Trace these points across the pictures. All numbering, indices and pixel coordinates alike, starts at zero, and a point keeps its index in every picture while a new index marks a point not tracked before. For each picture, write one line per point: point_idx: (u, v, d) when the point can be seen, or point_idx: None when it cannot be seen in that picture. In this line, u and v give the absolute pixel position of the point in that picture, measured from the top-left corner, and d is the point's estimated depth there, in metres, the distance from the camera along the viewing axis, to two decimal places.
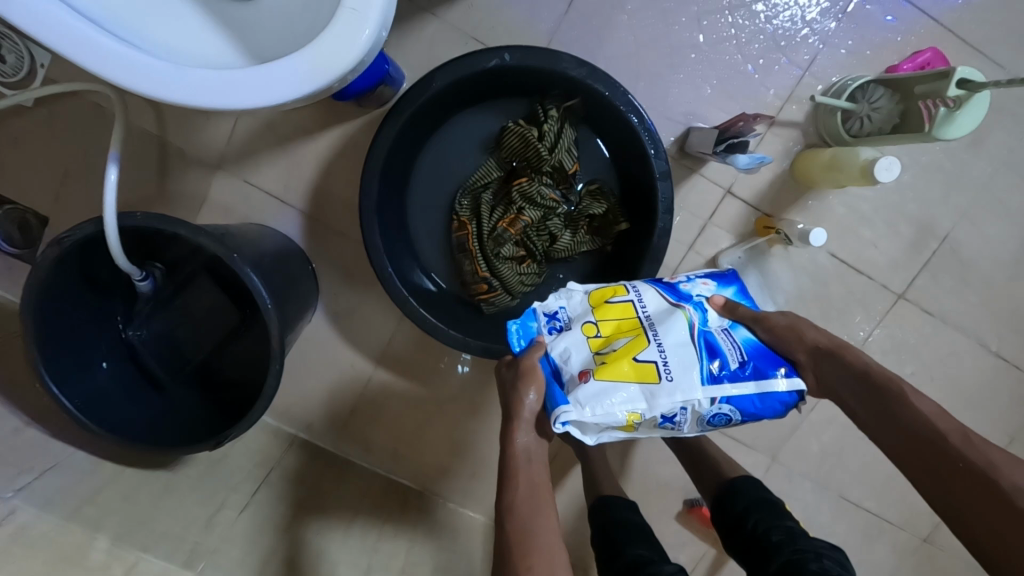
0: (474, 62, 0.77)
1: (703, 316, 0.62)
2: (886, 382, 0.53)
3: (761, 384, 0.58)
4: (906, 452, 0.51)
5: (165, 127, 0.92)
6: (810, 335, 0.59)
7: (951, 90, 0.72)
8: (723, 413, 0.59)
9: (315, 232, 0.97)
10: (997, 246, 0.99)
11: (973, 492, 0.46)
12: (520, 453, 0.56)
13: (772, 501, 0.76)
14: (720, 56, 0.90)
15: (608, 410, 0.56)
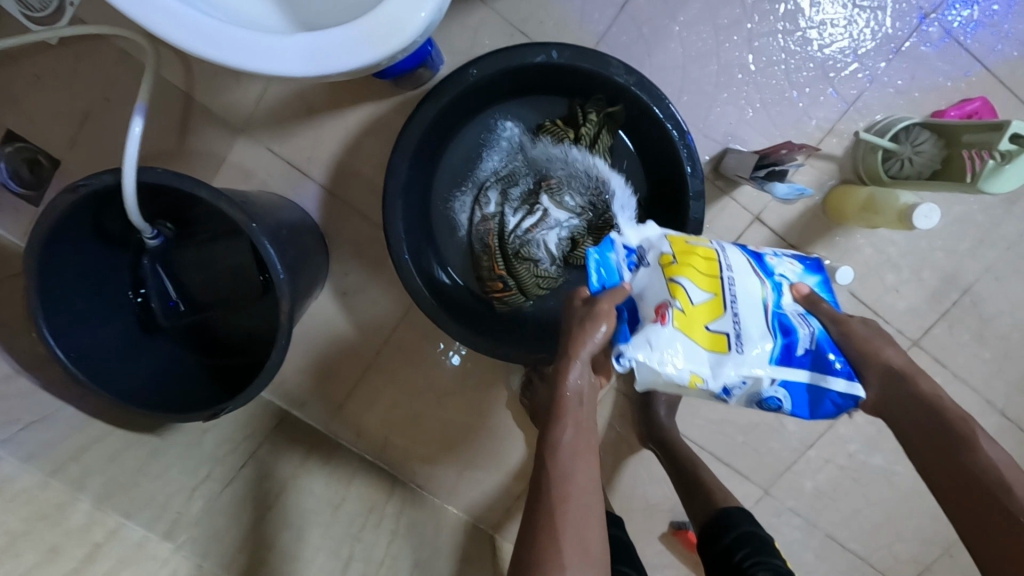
0: (521, 56, 0.75)
1: (778, 298, 0.59)
2: (956, 421, 0.50)
3: (818, 377, 0.55)
4: (967, 508, 0.47)
5: (192, 83, 0.89)
6: (886, 354, 0.55)
7: (1003, 144, 0.70)
8: (776, 398, 0.56)
9: (333, 208, 0.94)
10: (1017, 305, 0.98)
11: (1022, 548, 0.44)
12: (571, 393, 0.54)
13: (763, 538, 0.75)
14: (767, 80, 0.88)
15: (672, 363, 0.53)
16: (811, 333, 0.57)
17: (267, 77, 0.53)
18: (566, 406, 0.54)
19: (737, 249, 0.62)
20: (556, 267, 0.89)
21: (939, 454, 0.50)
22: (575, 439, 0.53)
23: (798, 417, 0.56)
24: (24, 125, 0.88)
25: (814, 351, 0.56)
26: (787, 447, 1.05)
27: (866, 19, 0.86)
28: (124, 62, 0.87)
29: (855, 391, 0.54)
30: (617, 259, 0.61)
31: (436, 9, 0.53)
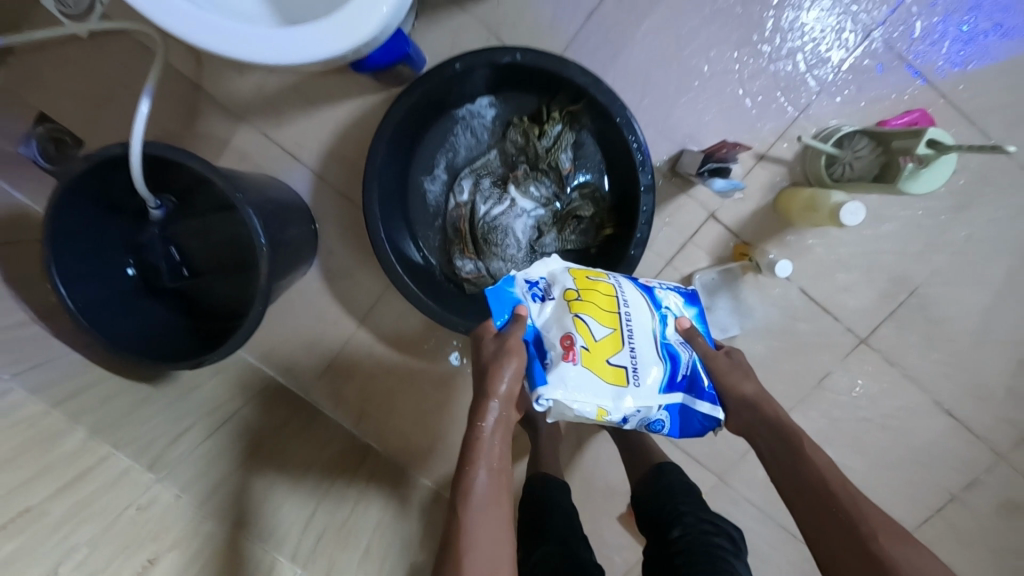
0: (488, 56, 0.84)
1: (664, 330, 0.71)
2: (793, 438, 0.65)
3: (688, 399, 0.69)
4: (805, 507, 0.61)
5: (199, 73, 0.99)
6: (745, 388, 0.69)
7: (919, 148, 0.76)
8: (660, 420, 0.69)
9: (323, 191, 1.03)
10: (964, 308, 1.02)
11: (840, 531, 0.57)
12: (486, 431, 0.60)
13: (691, 491, 0.81)
14: (722, 87, 0.95)
15: (585, 401, 0.64)
16: (689, 360, 0.70)
17: (255, 64, 0.62)
18: (480, 446, 0.59)
19: (632, 285, 0.73)
20: (522, 253, 0.96)
21: (788, 477, 0.63)
22: (486, 482, 0.57)
23: (673, 436, 0.69)
24: (52, 107, 0.99)
25: (689, 376, 0.69)
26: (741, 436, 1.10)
27: (814, 34, 0.93)
28: (140, 53, 0.98)
29: (716, 414, 0.69)
30: (518, 294, 0.70)
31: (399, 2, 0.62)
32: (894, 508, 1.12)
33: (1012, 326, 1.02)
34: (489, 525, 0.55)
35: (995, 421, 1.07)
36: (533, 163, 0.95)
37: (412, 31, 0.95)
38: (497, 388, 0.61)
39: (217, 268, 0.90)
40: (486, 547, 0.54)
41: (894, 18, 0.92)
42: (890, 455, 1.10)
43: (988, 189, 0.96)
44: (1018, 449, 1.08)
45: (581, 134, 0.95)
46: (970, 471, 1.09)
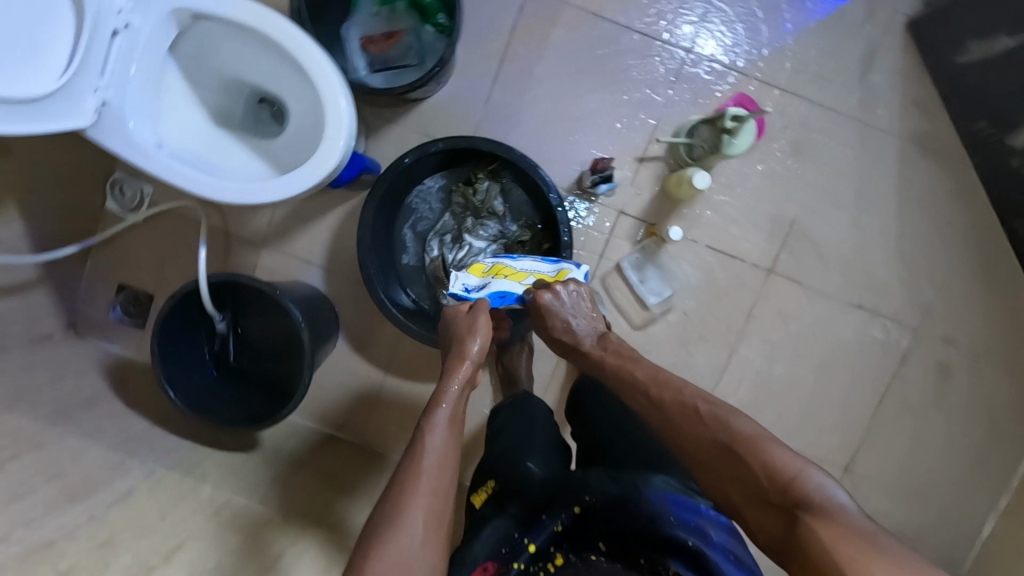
0: (419, 152, 1.17)
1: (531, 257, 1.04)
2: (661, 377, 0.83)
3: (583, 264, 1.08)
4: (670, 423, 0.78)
5: (226, 223, 1.34)
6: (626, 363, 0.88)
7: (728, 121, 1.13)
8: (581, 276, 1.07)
9: (333, 280, 1.36)
10: (835, 223, 1.29)
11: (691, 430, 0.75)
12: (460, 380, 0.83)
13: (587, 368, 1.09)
14: (596, 120, 1.27)
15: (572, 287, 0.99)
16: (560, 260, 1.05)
17: (268, 203, 0.95)
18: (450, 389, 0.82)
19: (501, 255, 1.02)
20: None
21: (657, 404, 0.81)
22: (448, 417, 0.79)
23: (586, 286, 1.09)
24: (131, 278, 1.34)
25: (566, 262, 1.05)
26: (704, 373, 1.34)
27: (648, 65, 1.26)
28: (182, 221, 1.33)
29: None
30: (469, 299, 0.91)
31: (348, 138, 0.96)
32: (850, 397, 1.34)
33: (878, 227, 1.29)
34: (442, 444, 0.76)
35: (898, 304, 1.31)
36: (479, 213, 1.28)
37: (366, 149, 1.29)
38: (470, 350, 0.85)
39: (271, 357, 1.20)
40: (439, 458, 0.74)
41: (700, 38, 1.25)
42: (828, 355, 1.33)
43: (814, 131, 1.27)
44: (926, 320, 1.32)
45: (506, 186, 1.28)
46: (896, 350, 1.33)
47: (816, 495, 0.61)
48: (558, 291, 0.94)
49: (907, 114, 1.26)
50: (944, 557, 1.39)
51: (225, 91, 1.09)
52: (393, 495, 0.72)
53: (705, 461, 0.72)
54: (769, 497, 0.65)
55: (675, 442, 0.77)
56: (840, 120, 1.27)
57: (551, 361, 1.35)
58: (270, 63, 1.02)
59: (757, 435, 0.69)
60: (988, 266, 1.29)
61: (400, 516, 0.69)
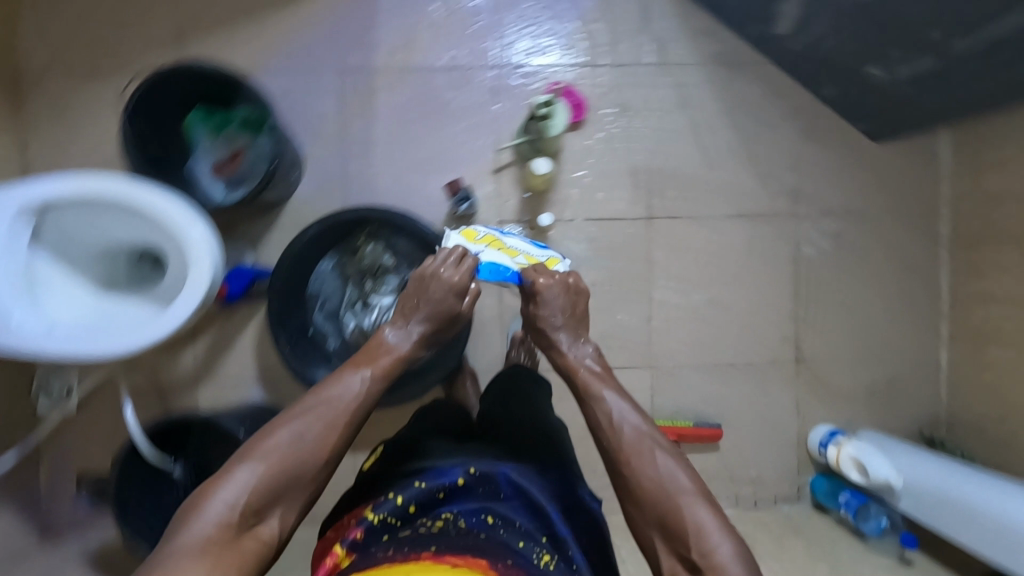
0: (296, 244, 1.25)
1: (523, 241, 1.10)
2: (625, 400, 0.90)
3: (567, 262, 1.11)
4: (621, 447, 0.85)
5: (155, 377, 1.39)
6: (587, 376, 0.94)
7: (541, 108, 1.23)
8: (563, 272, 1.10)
9: (272, 387, 1.40)
10: (684, 155, 1.41)
11: (638, 459, 0.83)
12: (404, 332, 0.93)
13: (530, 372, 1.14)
14: (444, 153, 1.38)
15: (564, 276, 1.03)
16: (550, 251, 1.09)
17: (162, 339, 1.01)
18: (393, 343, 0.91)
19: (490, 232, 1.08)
20: None
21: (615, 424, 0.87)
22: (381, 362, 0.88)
23: None
24: (84, 466, 1.37)
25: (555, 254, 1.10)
26: (633, 328, 1.42)
27: (468, 90, 1.38)
28: (112, 392, 1.38)
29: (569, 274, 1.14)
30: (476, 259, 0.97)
31: (213, 255, 1.03)
32: (767, 295, 1.43)
33: (720, 143, 1.41)
34: (365, 382, 0.85)
35: (770, 200, 1.42)
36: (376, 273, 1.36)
37: (254, 259, 1.36)
38: (420, 302, 0.94)
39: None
40: (358, 395, 0.83)
41: (502, 52, 1.39)
42: (733, 268, 1.43)
43: (629, 88, 1.41)
44: (798, 203, 1.43)
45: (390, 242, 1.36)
46: (787, 239, 1.43)
47: (726, 564, 0.74)
48: (552, 283, 0.97)
49: (699, 43, 1.40)
50: (917, 401, 1.46)
51: (104, 262, 1.17)
52: (316, 410, 0.80)
53: (640, 502, 0.81)
54: (689, 555, 0.76)
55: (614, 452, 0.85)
56: (647, 71, 1.41)
57: (498, 377, 1.41)
58: (129, 223, 1.10)
59: (696, 491, 0.80)
60: (827, 136, 1.42)
61: (283, 430, 0.78)
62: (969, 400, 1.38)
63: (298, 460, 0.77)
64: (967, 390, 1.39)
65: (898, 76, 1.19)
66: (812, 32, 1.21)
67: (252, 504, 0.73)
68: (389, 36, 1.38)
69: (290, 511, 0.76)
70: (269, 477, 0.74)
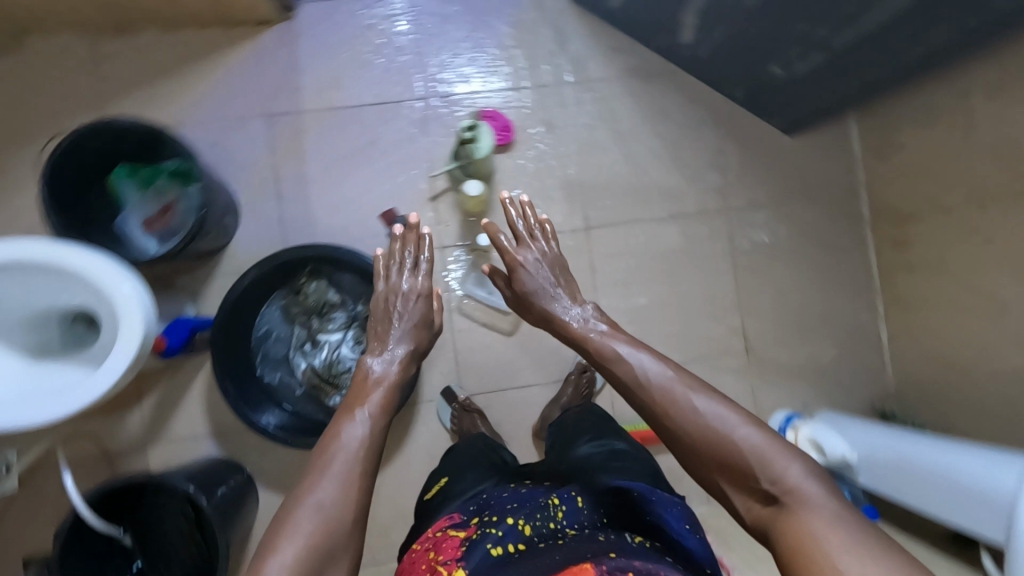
0: (236, 288, 1.22)
1: None
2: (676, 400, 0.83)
3: None
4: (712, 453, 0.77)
5: (102, 443, 1.34)
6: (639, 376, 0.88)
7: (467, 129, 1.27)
8: None
9: (228, 440, 1.37)
10: (614, 166, 1.47)
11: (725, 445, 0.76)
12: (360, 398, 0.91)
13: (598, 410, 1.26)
14: (380, 187, 1.40)
15: None
16: None
17: (82, 406, 0.98)
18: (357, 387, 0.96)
19: None
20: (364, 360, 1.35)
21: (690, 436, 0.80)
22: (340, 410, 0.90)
23: None
24: (31, 547, 1.31)
25: None
26: None
27: (400, 123, 1.42)
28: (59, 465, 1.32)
29: None
30: None
31: (138, 287, 1.02)
32: (710, 290, 1.48)
33: (645, 151, 1.47)
34: (369, 435, 0.85)
35: (699, 200, 1.48)
36: (338, 314, 1.35)
37: (196, 309, 1.34)
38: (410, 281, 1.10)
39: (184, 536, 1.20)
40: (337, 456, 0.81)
41: (429, 85, 1.43)
42: (673, 270, 1.47)
43: (555, 108, 1.46)
44: (728, 199, 1.48)
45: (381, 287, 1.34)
46: (719, 236, 1.48)
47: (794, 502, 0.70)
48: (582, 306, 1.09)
49: (615, 59, 1.47)
50: (864, 377, 1.51)
51: (31, 329, 1.14)
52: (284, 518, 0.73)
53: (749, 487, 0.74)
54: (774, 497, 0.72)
55: (650, 405, 0.85)
56: (469, 54, 1.45)
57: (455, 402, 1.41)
58: (54, 283, 1.08)
59: (742, 450, 0.75)
60: (745, 135, 1.49)
61: (321, 491, 0.75)
62: (911, 370, 1.43)
63: (327, 525, 0.73)
64: (911, 364, 1.44)
65: (792, 73, 1.27)
66: (710, 38, 1.29)
67: (322, 553, 0.71)
68: (313, 74, 1.41)
69: (354, 531, 0.75)
70: (348, 520, 0.75)
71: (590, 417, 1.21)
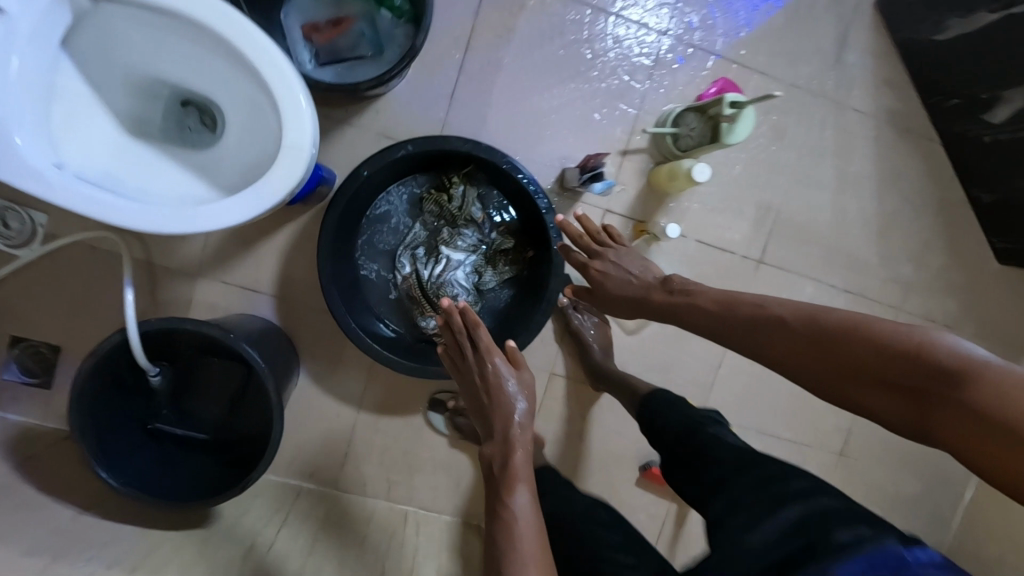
0: (386, 155, 1.02)
1: None
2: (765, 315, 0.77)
3: None
4: (806, 358, 0.71)
5: (149, 252, 1.12)
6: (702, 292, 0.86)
7: (725, 109, 1.00)
8: None
9: (288, 309, 1.17)
10: (817, 208, 1.27)
11: (835, 353, 0.68)
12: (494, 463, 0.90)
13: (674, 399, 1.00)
14: (574, 112, 1.17)
15: None
16: None
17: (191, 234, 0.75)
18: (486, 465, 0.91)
19: None
20: (472, 296, 1.15)
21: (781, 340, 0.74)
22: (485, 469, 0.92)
23: None
24: (27, 331, 1.10)
25: None
26: (697, 370, 1.29)
27: (626, 50, 1.17)
28: (93, 256, 1.09)
29: None
30: None
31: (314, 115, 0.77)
32: None
33: (857, 207, 1.28)
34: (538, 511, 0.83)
35: (880, 285, 1.31)
36: (468, 232, 1.15)
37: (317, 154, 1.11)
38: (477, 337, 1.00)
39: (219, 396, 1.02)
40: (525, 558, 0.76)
41: (677, 22, 1.18)
42: None
43: (794, 115, 1.23)
44: (907, 297, 1.32)
45: (531, 226, 1.14)
46: None
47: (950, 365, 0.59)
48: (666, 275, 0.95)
49: (879, 93, 1.24)
50: (930, 525, 1.42)
51: (146, 100, 0.89)
52: None
53: (887, 381, 0.64)
54: (904, 383, 0.62)
55: (736, 318, 0.80)
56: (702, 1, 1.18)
57: (542, 375, 1.25)
58: (219, 66, 0.82)
59: (821, 331, 0.70)
60: (959, 240, 1.31)
61: None
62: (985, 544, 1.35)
63: None
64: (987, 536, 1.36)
65: None
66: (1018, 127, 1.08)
67: None
68: None
69: None
70: None
71: (675, 417, 0.97)
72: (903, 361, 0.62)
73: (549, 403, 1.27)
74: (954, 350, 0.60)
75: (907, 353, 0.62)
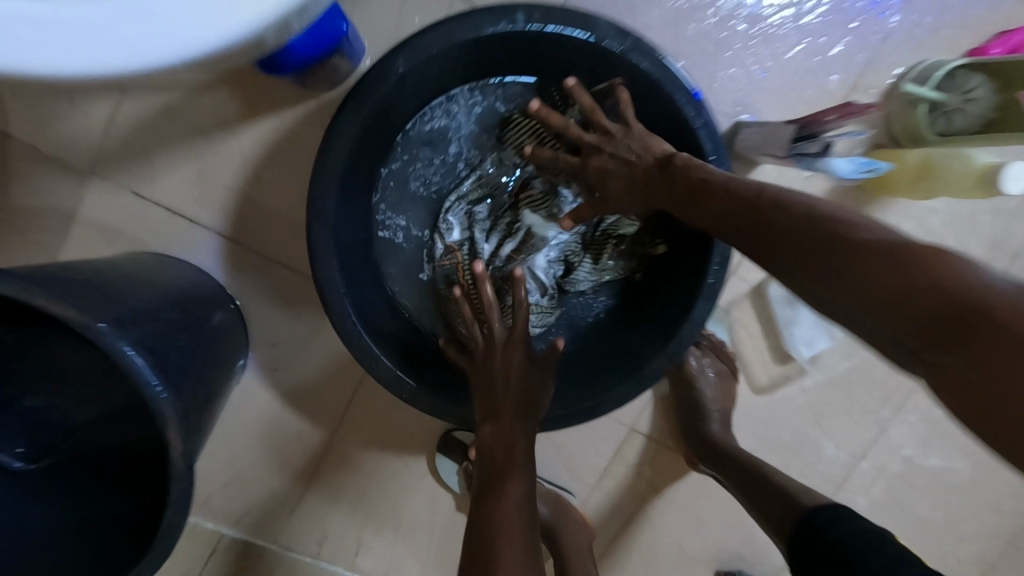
0: (472, 24, 0.56)
1: None
2: (757, 201, 0.44)
3: None
4: (799, 263, 0.39)
5: (11, 116, 0.63)
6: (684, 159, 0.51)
7: None
8: None
9: (241, 261, 0.69)
10: None
11: (866, 263, 0.35)
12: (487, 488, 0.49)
13: (878, 535, 0.60)
14: (777, 27, 0.70)
15: None
16: None
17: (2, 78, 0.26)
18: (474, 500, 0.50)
19: None
20: (548, 299, 0.72)
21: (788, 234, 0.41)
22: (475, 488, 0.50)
23: None
24: None
25: None
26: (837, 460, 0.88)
27: None
28: None
29: None
30: None
31: None
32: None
33: None
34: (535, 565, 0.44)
35: None
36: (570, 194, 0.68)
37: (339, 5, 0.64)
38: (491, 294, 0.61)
39: (78, 404, 0.55)
40: None
41: None
42: None
43: None
44: None
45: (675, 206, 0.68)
46: None
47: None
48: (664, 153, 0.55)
49: None
50: None
51: None
52: None
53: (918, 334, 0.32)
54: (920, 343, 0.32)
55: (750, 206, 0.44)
56: None
57: (619, 431, 0.82)
58: None
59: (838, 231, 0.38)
60: None
61: None
62: None
63: None
64: None
65: None
66: None
67: None
68: None
69: None
70: None
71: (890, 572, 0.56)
72: (871, 273, 0.34)
73: (618, 471, 0.84)
74: (976, 277, 0.31)
75: (882, 253, 0.35)
